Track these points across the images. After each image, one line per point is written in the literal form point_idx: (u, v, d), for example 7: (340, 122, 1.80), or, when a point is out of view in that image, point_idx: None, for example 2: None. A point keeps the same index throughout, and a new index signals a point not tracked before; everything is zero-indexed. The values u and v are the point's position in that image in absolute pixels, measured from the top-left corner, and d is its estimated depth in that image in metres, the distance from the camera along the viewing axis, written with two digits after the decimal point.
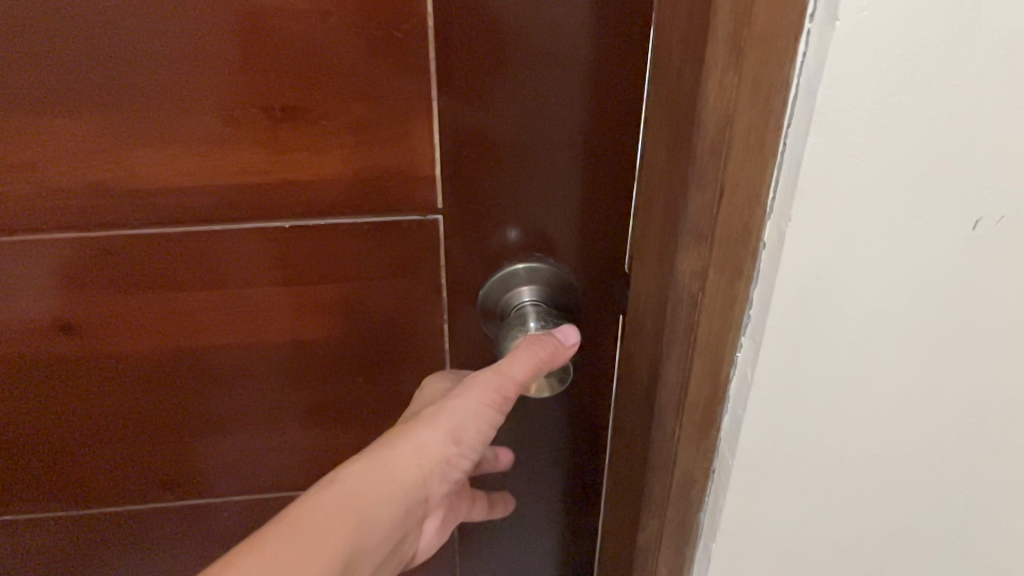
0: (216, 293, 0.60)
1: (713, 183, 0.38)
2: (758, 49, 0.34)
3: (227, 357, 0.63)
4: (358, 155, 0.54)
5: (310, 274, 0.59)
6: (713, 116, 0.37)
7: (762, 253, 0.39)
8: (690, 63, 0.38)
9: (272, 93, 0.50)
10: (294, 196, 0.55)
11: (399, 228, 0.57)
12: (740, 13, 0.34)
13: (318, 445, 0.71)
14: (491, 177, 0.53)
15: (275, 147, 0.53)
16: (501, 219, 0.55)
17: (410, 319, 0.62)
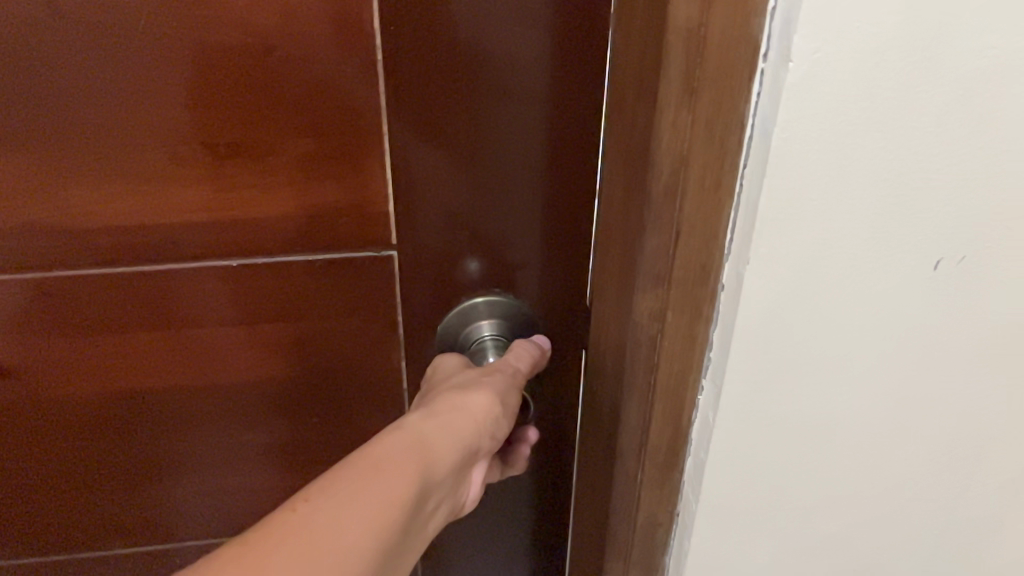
0: (162, 334, 0.57)
1: (669, 225, 0.37)
2: (712, 89, 0.33)
3: (176, 400, 0.61)
4: (309, 191, 0.51)
5: (262, 313, 0.57)
6: (666, 158, 0.35)
7: (720, 294, 0.38)
8: (642, 102, 0.37)
9: (218, 131, 0.48)
10: (240, 235, 0.53)
11: (354, 265, 0.55)
12: (691, 53, 0.33)
13: (275, 488, 0.68)
14: (447, 213, 0.52)
15: (221, 183, 0.50)
16: (459, 254, 0.54)
17: (369, 357, 0.60)
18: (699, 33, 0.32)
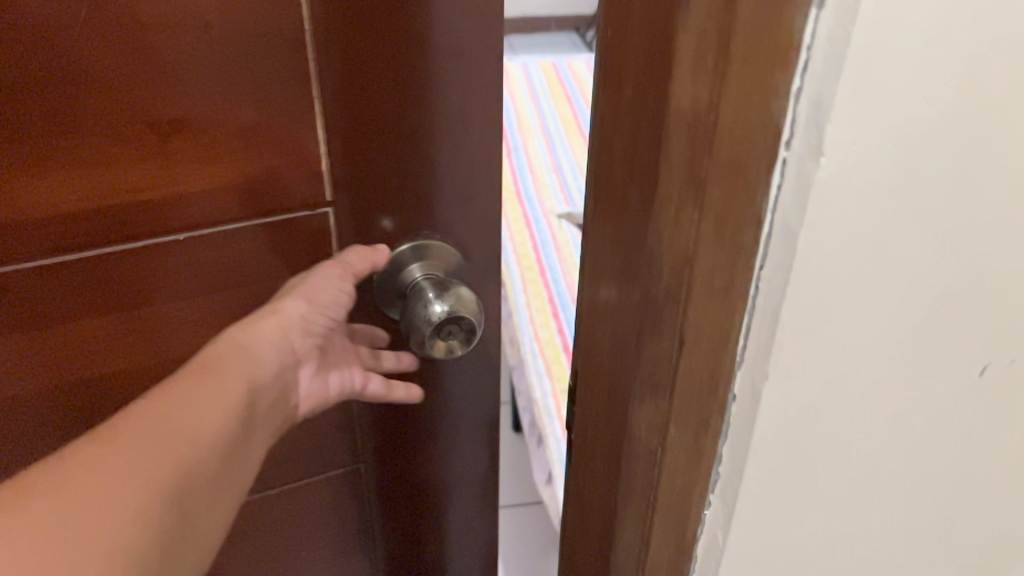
0: (96, 335, 0.49)
1: (671, 330, 0.31)
2: (722, 182, 0.28)
3: (112, 417, 0.53)
4: (248, 161, 0.47)
5: (202, 297, 0.51)
6: (667, 258, 0.30)
7: (730, 405, 0.33)
8: (641, 186, 0.31)
9: (153, 121, 0.43)
10: (174, 216, 0.47)
11: (295, 230, 0.51)
12: (698, 140, 0.27)
13: None
14: (387, 162, 0.49)
15: (152, 164, 0.44)
16: (386, 210, 0.51)
17: None
18: (709, 117, 0.26)
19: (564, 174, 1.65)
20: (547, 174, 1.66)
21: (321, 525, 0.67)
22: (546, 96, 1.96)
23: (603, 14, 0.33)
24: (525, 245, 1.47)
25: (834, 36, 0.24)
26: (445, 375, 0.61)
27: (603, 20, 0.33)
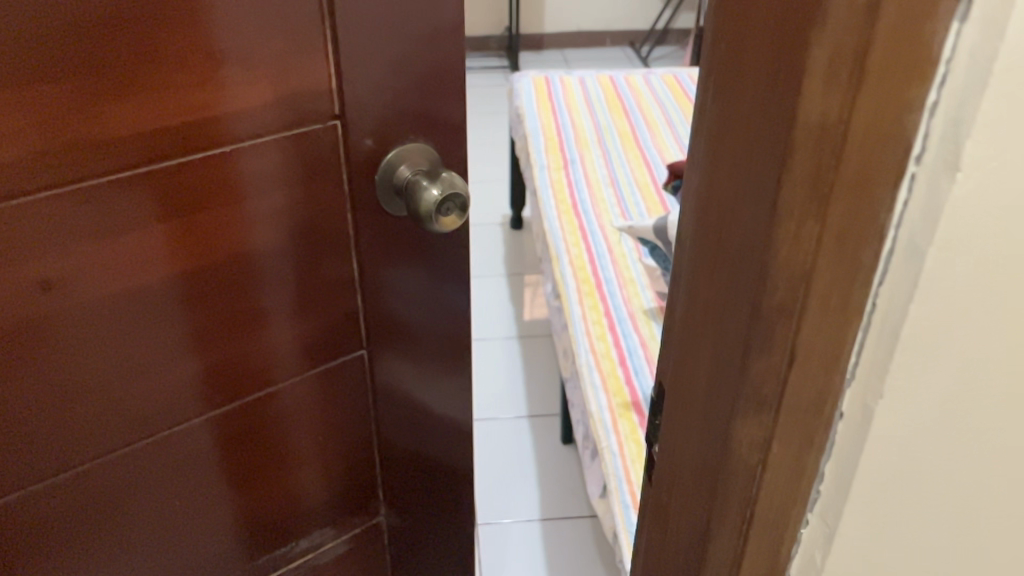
0: (138, 270, 0.46)
1: (781, 345, 0.31)
2: (848, 197, 0.27)
3: (154, 365, 0.50)
4: (269, 72, 0.46)
5: (235, 222, 0.49)
6: (783, 275, 0.30)
7: (837, 423, 0.32)
8: (758, 200, 0.30)
9: (158, 81, 0.42)
10: (207, 136, 0.46)
11: (312, 139, 0.50)
12: (826, 153, 0.27)
13: (248, 451, 0.59)
14: (380, 71, 0.50)
15: (185, 78, 0.43)
16: (375, 128, 0.51)
17: (327, 246, 0.54)
18: (839, 131, 0.26)
19: (620, 188, 1.65)
20: (604, 187, 1.66)
21: (306, 459, 0.63)
22: (603, 110, 1.96)
23: (719, 36, 0.33)
24: (582, 257, 1.46)
25: (979, 52, 0.24)
26: (428, 294, 0.62)
27: (719, 40, 0.33)
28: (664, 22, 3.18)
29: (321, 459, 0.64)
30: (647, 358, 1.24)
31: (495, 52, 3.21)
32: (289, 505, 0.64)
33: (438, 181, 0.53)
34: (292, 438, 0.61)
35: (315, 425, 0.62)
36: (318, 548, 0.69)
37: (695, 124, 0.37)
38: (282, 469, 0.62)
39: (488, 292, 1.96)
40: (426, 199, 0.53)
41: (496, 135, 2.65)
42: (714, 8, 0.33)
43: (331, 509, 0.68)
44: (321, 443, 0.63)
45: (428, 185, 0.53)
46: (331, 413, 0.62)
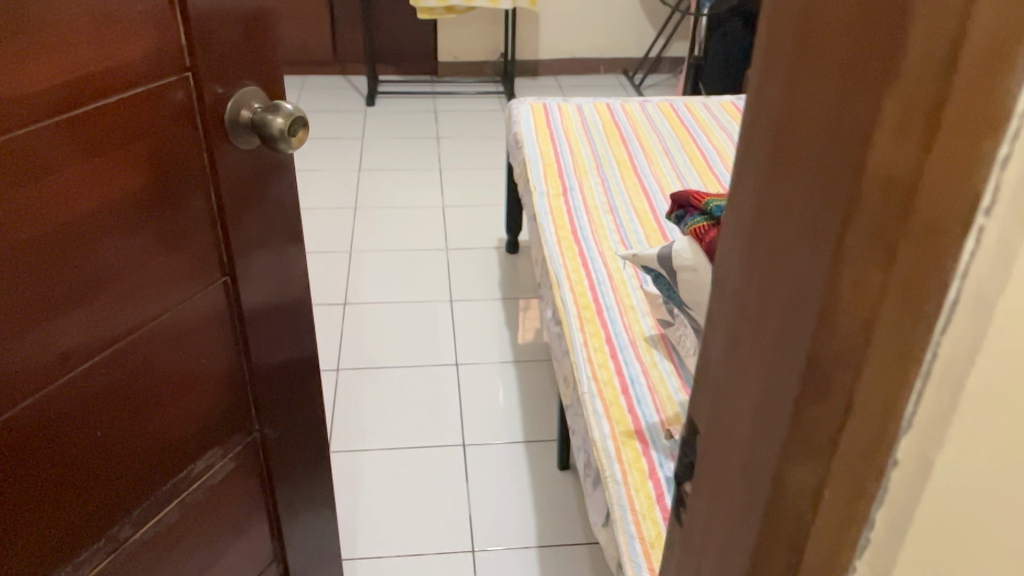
0: (68, 209, 0.54)
1: (839, 390, 0.31)
2: (914, 247, 0.28)
3: (86, 297, 0.58)
4: (138, 29, 0.55)
5: (131, 166, 0.58)
6: (843, 323, 0.30)
7: (891, 471, 0.32)
8: (816, 245, 0.31)
9: (66, 39, 0.51)
10: (103, 89, 0.54)
11: (174, 86, 0.59)
12: (893, 202, 0.27)
13: (159, 386, 0.67)
14: (215, 24, 0.60)
15: (82, 37, 0.52)
16: (218, 79, 0.62)
17: (195, 185, 0.64)
18: (910, 181, 0.27)
19: (619, 215, 1.66)
20: (603, 214, 1.66)
21: (198, 384, 0.71)
22: (600, 138, 1.98)
23: (775, 84, 0.34)
24: (582, 283, 1.46)
25: None
26: (266, 224, 0.72)
27: (773, 84, 0.34)
28: (657, 50, 3.21)
29: (209, 382, 0.72)
30: (650, 386, 1.24)
31: (490, 77, 3.23)
32: (191, 434, 0.72)
33: (278, 111, 0.65)
34: (187, 369, 0.69)
35: (202, 353, 0.70)
36: (213, 475, 0.75)
37: (741, 169, 0.38)
38: (183, 399, 0.70)
39: (484, 316, 1.95)
40: (279, 129, 0.65)
41: (491, 160, 2.66)
42: (767, 53, 0.34)
43: (215, 434, 0.75)
44: (208, 369, 0.71)
45: (273, 118, 0.65)
46: (213, 338, 0.71)
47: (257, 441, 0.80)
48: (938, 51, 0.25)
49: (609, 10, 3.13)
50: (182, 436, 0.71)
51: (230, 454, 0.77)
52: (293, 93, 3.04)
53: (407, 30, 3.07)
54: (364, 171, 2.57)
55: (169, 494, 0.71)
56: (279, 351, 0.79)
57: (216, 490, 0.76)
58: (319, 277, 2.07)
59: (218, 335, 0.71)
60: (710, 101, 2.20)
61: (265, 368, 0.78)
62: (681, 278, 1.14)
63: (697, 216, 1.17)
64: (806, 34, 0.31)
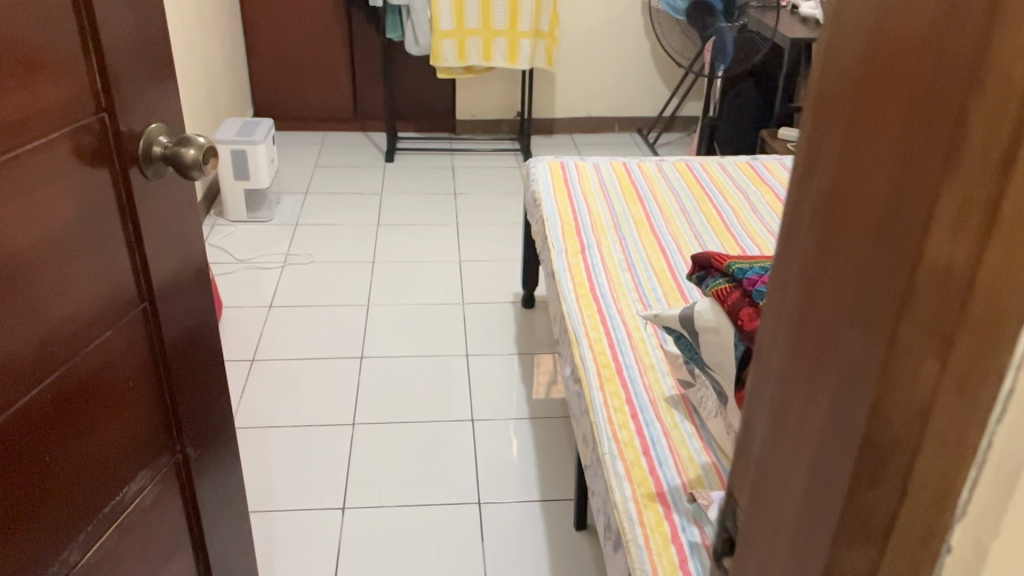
0: (20, 237, 0.60)
1: (894, 474, 0.32)
2: (971, 341, 0.28)
3: (34, 322, 0.63)
4: (67, 75, 0.62)
5: (67, 199, 0.64)
6: (898, 410, 0.31)
7: (944, 558, 0.32)
8: (870, 330, 0.31)
9: (13, 83, 0.57)
10: (42, 128, 0.61)
11: (97, 127, 0.66)
12: (950, 296, 0.28)
13: (94, 405, 0.71)
14: (125, 72, 0.68)
15: (25, 82, 0.58)
16: (130, 120, 0.69)
17: (114, 218, 0.70)
18: (967, 277, 0.28)
19: (637, 273, 1.67)
20: (622, 272, 1.67)
21: (126, 406, 0.76)
22: (618, 196, 2.00)
23: (829, 166, 0.35)
24: (601, 341, 1.46)
25: None
26: (173, 254, 0.78)
27: (828, 165, 0.35)
28: (671, 109, 3.27)
29: (134, 403, 0.77)
30: (671, 447, 1.23)
31: (507, 134, 3.29)
32: (121, 456, 0.76)
33: (188, 144, 0.73)
34: (116, 391, 0.74)
35: (127, 375, 0.75)
36: (142, 496, 0.79)
37: (787, 249, 0.39)
38: (114, 420, 0.74)
39: (499, 371, 1.95)
40: (193, 159, 0.73)
41: (508, 216, 2.69)
42: (822, 135, 0.35)
43: (145, 456, 0.79)
44: (132, 391, 0.76)
45: (185, 151, 0.73)
46: (137, 361, 0.76)
47: (178, 463, 0.85)
48: (994, 153, 0.26)
49: (625, 70, 3.20)
50: (114, 457, 0.75)
51: (157, 475, 0.81)
52: (314, 149, 3.10)
53: (426, 89, 3.16)
54: (382, 225, 2.61)
55: (110, 517, 0.75)
56: (191, 373, 0.85)
57: (149, 511, 0.81)
58: (336, 330, 2.08)
59: (139, 359, 0.77)
60: (725, 161, 2.23)
61: (182, 387, 0.83)
62: (702, 340, 1.14)
63: (719, 278, 1.18)
64: (863, 124, 0.32)
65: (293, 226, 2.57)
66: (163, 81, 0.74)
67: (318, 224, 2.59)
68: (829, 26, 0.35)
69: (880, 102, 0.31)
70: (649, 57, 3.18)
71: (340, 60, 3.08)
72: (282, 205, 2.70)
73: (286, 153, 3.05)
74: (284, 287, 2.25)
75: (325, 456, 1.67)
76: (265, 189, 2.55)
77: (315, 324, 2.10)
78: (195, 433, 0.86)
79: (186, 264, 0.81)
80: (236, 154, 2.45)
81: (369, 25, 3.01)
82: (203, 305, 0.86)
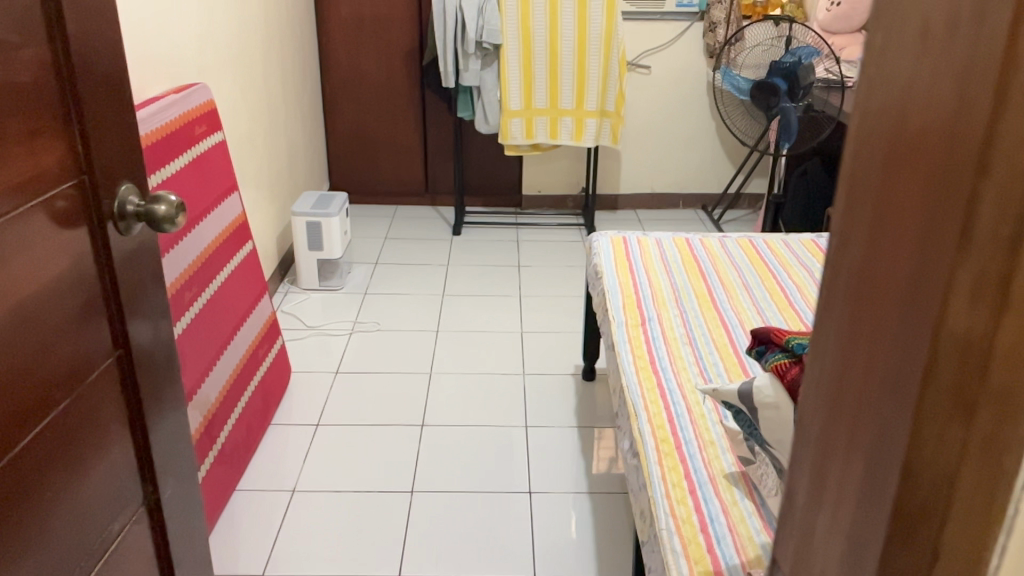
0: (24, 286, 0.68)
1: (925, 537, 0.33)
2: (992, 408, 0.31)
3: (32, 363, 0.70)
4: (59, 146, 0.71)
5: (57, 254, 0.72)
6: (926, 475, 0.33)
7: None
8: (899, 398, 0.33)
9: (21, 153, 0.66)
10: (41, 190, 0.69)
11: (79, 190, 0.74)
12: (971, 365, 0.30)
13: (83, 446, 0.77)
14: (102, 140, 0.77)
15: (29, 151, 0.67)
16: (107, 183, 0.78)
17: (92, 270, 0.78)
18: (986, 345, 0.30)
19: (698, 347, 1.67)
20: (682, 346, 1.68)
21: (108, 446, 0.82)
22: (679, 271, 2.01)
23: (860, 237, 0.37)
24: (660, 414, 1.46)
25: None
26: (141, 303, 0.86)
27: (860, 236, 0.37)
28: (736, 186, 3.29)
29: (113, 445, 0.83)
30: (729, 525, 1.21)
31: (571, 209, 3.36)
32: (105, 495, 0.81)
33: (161, 200, 0.82)
34: (99, 432, 0.80)
35: (108, 417, 0.81)
36: (123, 535, 0.84)
37: (824, 317, 0.41)
38: (99, 460, 0.80)
39: (558, 443, 1.95)
40: (166, 212, 0.81)
41: (571, 288, 2.72)
42: (855, 208, 0.38)
43: (123, 497, 0.85)
44: (112, 433, 0.82)
45: (159, 205, 0.81)
46: (114, 404, 0.83)
47: (152, 504, 0.90)
48: (1003, 231, 0.29)
49: (690, 148, 3.25)
50: (100, 496, 0.80)
51: (133, 515, 0.87)
52: (385, 222, 3.22)
53: (495, 165, 3.28)
54: (447, 296, 2.67)
55: (97, 553, 0.80)
56: (160, 416, 0.91)
57: (129, 552, 0.85)
58: (399, 397, 2.12)
59: (116, 400, 0.83)
60: (790, 238, 2.22)
61: (154, 432, 0.90)
62: (761, 415, 1.13)
63: (779, 353, 1.18)
64: (891, 200, 0.35)
65: (362, 295, 2.65)
66: (132, 151, 0.83)
67: (386, 294, 2.67)
68: (858, 114, 0.38)
69: (901, 185, 0.34)
70: (714, 135, 3.23)
71: (412, 137, 3.22)
72: (352, 274, 2.80)
73: (358, 225, 3.18)
74: (350, 353, 2.32)
75: (383, 522, 1.69)
76: (337, 259, 2.65)
77: (379, 391, 2.15)
78: (164, 474, 0.92)
79: (152, 314, 0.89)
80: (311, 226, 2.57)
81: (441, 104, 3.16)
82: (170, 352, 0.93)
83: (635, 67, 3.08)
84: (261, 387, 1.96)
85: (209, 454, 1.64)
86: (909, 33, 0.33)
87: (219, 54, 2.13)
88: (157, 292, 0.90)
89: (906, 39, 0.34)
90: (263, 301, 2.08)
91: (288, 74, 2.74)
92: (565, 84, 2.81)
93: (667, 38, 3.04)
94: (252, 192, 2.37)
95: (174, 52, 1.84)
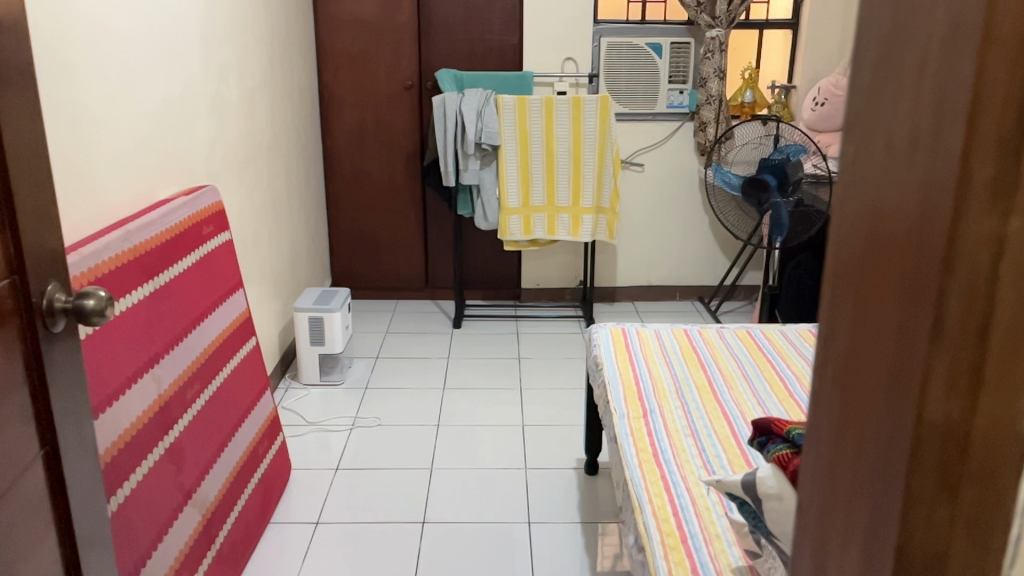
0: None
1: None
2: (974, 487, 0.34)
3: None
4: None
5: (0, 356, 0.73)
6: (918, 553, 0.35)
7: None
8: (890, 481, 0.36)
9: None
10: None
11: (10, 289, 0.75)
12: (951, 451, 0.34)
13: (11, 550, 0.74)
14: (35, 238, 0.78)
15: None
16: (37, 280, 0.78)
17: (20, 365, 0.76)
18: (962, 428, 0.33)
19: (700, 439, 1.67)
20: (684, 438, 1.68)
21: (36, 549, 0.78)
22: (679, 362, 2.03)
23: (845, 327, 0.40)
24: (665, 507, 1.45)
25: None
26: (69, 398, 0.85)
27: (844, 327, 0.40)
28: (732, 278, 3.35)
29: (42, 548, 0.80)
30: None
31: (570, 302, 3.40)
32: None
33: (94, 293, 0.82)
34: (27, 538, 0.77)
35: (38, 520, 0.79)
36: None
37: (817, 404, 0.44)
38: (28, 566, 0.77)
39: (561, 541, 1.91)
40: (97, 301, 0.81)
41: (572, 381, 2.73)
42: (838, 303, 0.41)
43: None
44: (43, 536, 0.80)
45: (90, 296, 0.81)
46: (42, 505, 0.80)
47: None
48: (970, 323, 0.33)
49: (684, 242, 3.32)
50: None
51: None
52: (386, 316, 3.25)
53: (494, 260, 3.35)
54: (448, 390, 2.67)
55: None
56: (84, 520, 0.87)
57: None
58: (399, 495, 2.10)
59: (44, 501, 0.80)
60: (787, 329, 2.26)
61: (81, 539, 0.87)
62: (766, 507, 1.12)
63: (781, 443, 1.18)
64: (867, 292, 0.38)
65: (363, 390, 2.66)
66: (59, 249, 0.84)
67: (387, 388, 2.67)
68: (836, 216, 0.41)
69: (877, 282, 0.37)
70: (708, 229, 3.30)
71: (414, 234, 3.30)
72: (354, 369, 2.81)
73: (360, 320, 3.21)
74: (351, 450, 2.30)
75: None
76: (339, 354, 2.67)
77: (379, 488, 2.13)
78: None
79: (79, 411, 0.88)
80: (313, 321, 2.61)
81: (441, 202, 3.25)
82: (93, 452, 0.91)
83: (630, 165, 3.19)
84: (260, 484, 1.95)
85: (208, 553, 1.62)
86: (877, 144, 0.37)
87: (228, 158, 2.21)
88: (82, 389, 0.89)
89: (874, 149, 0.37)
90: (264, 398, 2.08)
91: (293, 176, 2.83)
92: (561, 182, 2.90)
93: (659, 138, 3.16)
94: (257, 289, 2.41)
95: (184, 156, 1.92)
